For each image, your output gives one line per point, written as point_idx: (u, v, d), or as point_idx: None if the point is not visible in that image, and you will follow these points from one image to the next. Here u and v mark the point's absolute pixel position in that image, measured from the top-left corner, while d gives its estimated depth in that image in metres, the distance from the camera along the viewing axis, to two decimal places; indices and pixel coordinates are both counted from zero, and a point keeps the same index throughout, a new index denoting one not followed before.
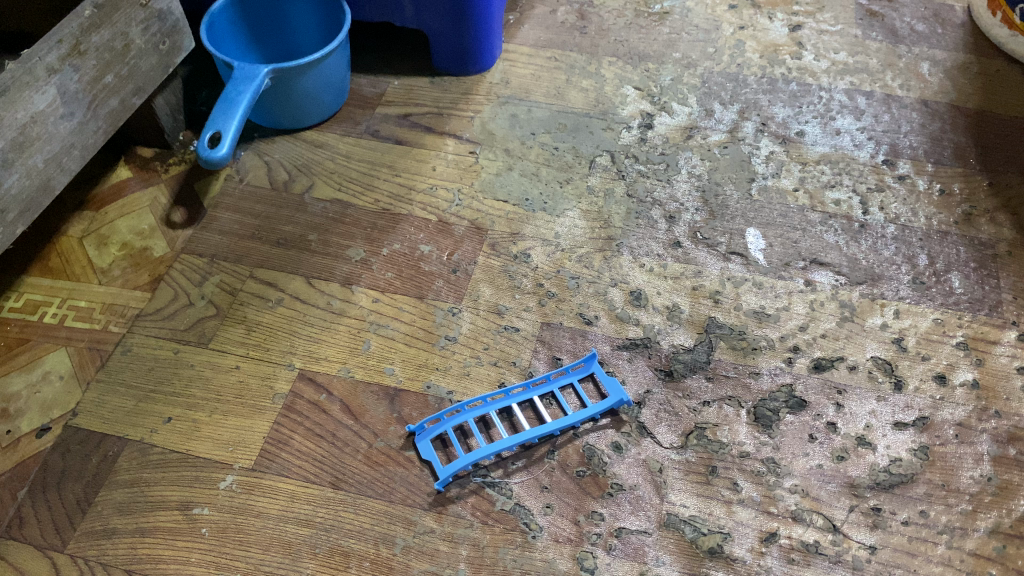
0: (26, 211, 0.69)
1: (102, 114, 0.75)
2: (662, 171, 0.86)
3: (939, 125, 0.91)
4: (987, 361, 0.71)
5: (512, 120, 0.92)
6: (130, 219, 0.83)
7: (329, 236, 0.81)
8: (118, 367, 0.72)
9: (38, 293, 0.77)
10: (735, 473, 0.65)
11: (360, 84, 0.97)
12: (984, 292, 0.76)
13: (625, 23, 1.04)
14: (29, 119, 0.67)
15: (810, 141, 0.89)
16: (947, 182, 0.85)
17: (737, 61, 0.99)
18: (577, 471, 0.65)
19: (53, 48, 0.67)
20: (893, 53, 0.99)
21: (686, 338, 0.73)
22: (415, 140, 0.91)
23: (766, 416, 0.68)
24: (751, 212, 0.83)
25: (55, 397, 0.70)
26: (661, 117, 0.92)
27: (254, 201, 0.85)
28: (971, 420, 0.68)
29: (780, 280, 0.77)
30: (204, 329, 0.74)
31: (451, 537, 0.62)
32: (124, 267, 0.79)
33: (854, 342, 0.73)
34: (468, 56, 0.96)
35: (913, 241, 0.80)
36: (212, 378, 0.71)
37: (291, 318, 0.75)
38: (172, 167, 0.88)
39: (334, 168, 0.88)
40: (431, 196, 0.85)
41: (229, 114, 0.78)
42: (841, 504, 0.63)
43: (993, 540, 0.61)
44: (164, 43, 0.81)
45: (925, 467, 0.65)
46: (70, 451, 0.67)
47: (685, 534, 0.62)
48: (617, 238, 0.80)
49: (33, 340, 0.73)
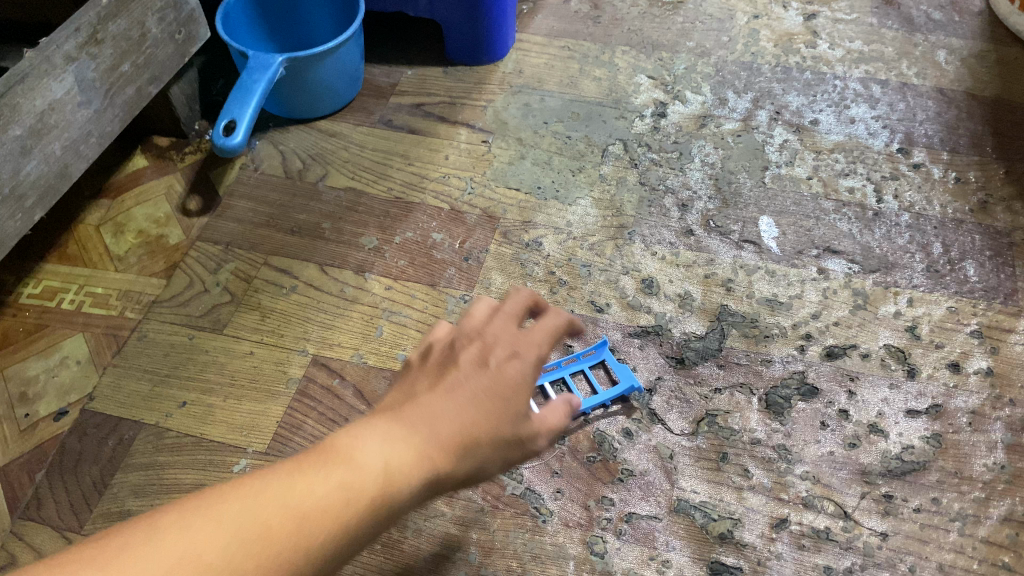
0: (44, 197, 0.70)
1: (119, 103, 0.76)
2: (675, 160, 0.86)
3: (956, 114, 0.90)
4: (1001, 349, 0.71)
5: (525, 110, 0.93)
6: (147, 207, 0.84)
7: (342, 224, 0.82)
8: (134, 353, 0.72)
9: (55, 280, 0.78)
10: (746, 460, 0.65)
11: (374, 74, 0.98)
12: (999, 281, 0.75)
13: (639, 13, 1.04)
14: (48, 107, 0.68)
15: (824, 130, 0.89)
16: (963, 171, 0.84)
17: (751, 50, 0.98)
18: (588, 457, 0.65)
19: (71, 36, 0.68)
20: (909, 42, 0.98)
21: (698, 326, 0.73)
22: (428, 130, 0.91)
23: (778, 404, 0.68)
24: (764, 200, 0.82)
25: (72, 381, 0.71)
26: (674, 106, 0.92)
27: (268, 189, 0.85)
28: (985, 408, 0.67)
29: (793, 268, 0.77)
30: (219, 316, 0.75)
31: (462, 520, 0.62)
32: (140, 254, 0.80)
33: (867, 329, 0.72)
34: (481, 46, 0.96)
35: (928, 229, 0.80)
36: (227, 363, 0.72)
37: (305, 304, 0.75)
38: (188, 156, 0.88)
39: (348, 157, 0.88)
40: (444, 185, 0.85)
41: (244, 102, 0.78)
42: (852, 491, 0.63)
43: (1006, 528, 0.61)
44: (180, 32, 0.82)
45: (937, 455, 0.65)
46: (87, 434, 0.67)
47: (695, 520, 0.62)
48: (629, 227, 0.81)
49: (51, 326, 0.74)
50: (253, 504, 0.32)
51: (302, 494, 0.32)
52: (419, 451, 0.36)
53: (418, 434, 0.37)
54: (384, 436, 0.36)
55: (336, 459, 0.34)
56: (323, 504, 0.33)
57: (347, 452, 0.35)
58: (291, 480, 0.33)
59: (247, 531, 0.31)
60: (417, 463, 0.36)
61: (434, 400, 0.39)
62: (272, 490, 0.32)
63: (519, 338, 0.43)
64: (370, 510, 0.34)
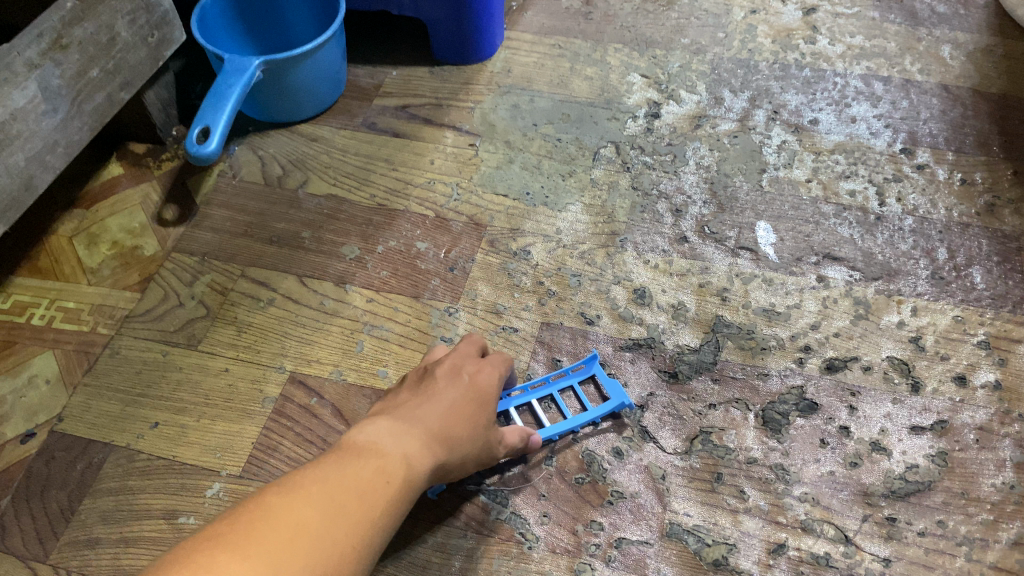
0: (7, 210, 0.67)
1: (88, 111, 0.73)
2: (668, 163, 0.83)
3: (961, 111, 0.87)
4: (1010, 361, 0.67)
5: (514, 111, 0.89)
6: (121, 217, 0.81)
7: (322, 233, 0.79)
8: (105, 371, 0.70)
9: (25, 294, 0.75)
10: (742, 481, 0.62)
11: (357, 75, 0.95)
12: (1007, 288, 0.72)
13: (632, 9, 1.00)
14: (9, 117, 0.65)
15: (823, 130, 0.86)
16: (969, 172, 0.81)
17: (748, 47, 0.95)
18: (576, 478, 0.62)
19: (33, 43, 0.65)
20: (913, 36, 0.95)
21: (691, 338, 0.70)
22: (413, 133, 0.88)
23: (775, 420, 0.65)
24: (761, 205, 0.79)
25: (40, 402, 0.68)
26: (668, 106, 0.88)
27: (247, 197, 0.82)
28: (993, 423, 0.64)
29: (791, 276, 0.74)
30: (194, 331, 0.72)
31: (444, 548, 0.59)
32: (114, 267, 0.77)
33: (869, 341, 0.69)
34: (468, 45, 0.93)
35: (932, 233, 0.76)
36: (201, 381, 0.69)
37: (282, 319, 0.73)
38: (164, 163, 0.85)
39: (329, 162, 0.85)
40: (429, 191, 0.82)
41: (218, 108, 0.75)
42: (854, 513, 0.60)
43: (1016, 552, 0.58)
44: (153, 35, 0.79)
45: (944, 474, 0.62)
46: (55, 458, 0.65)
47: (688, 545, 0.59)
48: (621, 233, 0.77)
49: (20, 343, 0.71)
50: (333, 484, 0.39)
51: (358, 476, 0.41)
52: (422, 439, 0.46)
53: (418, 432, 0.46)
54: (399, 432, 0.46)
55: (369, 449, 0.43)
56: (375, 482, 0.41)
57: (377, 446, 0.44)
58: (348, 468, 0.41)
59: (333, 506, 0.38)
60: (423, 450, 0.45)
61: (418, 405, 0.49)
62: (335, 474, 0.40)
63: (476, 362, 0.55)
64: (403, 488, 0.42)
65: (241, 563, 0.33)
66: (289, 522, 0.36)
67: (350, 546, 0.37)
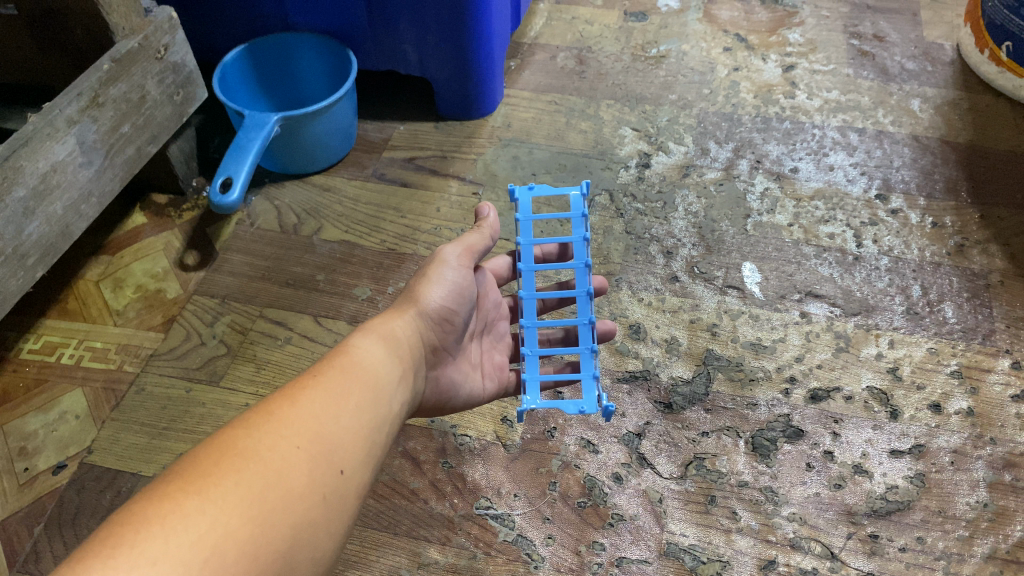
0: (45, 255, 0.72)
1: (119, 163, 0.78)
2: (659, 209, 0.89)
3: (930, 159, 0.93)
4: (981, 390, 0.72)
5: (513, 162, 0.95)
6: (145, 262, 0.86)
7: (336, 276, 0.84)
8: (132, 406, 0.74)
9: (56, 335, 0.79)
10: (734, 502, 0.66)
11: (367, 130, 1.01)
12: (977, 321, 0.77)
13: (623, 67, 1.07)
14: (50, 169, 0.70)
15: (803, 177, 0.92)
16: (939, 216, 0.87)
17: (732, 102, 1.01)
18: (578, 502, 0.66)
19: (73, 101, 0.70)
20: (884, 91, 1.02)
21: (684, 370, 0.75)
22: (420, 183, 0.94)
23: (764, 446, 0.69)
24: (746, 246, 0.85)
25: (71, 436, 0.72)
26: (658, 157, 0.94)
27: (264, 243, 0.88)
28: (967, 447, 0.69)
29: (776, 312, 0.79)
30: (215, 367, 0.76)
31: (454, 567, 0.63)
32: (138, 309, 0.82)
33: (850, 371, 0.74)
34: (470, 103, 0.99)
35: (906, 272, 0.82)
36: (224, 416, 0.73)
37: (300, 356, 0.77)
38: (185, 213, 0.91)
39: (342, 211, 0.91)
40: (436, 236, 0.88)
41: (240, 161, 0.81)
42: (839, 531, 0.64)
43: (990, 565, 0.62)
44: (178, 94, 0.85)
45: (921, 494, 0.66)
46: (85, 488, 0.68)
47: (685, 563, 0.63)
48: (616, 274, 0.83)
49: (51, 380, 0.75)
50: (279, 416, 0.42)
51: (314, 402, 0.43)
52: (376, 358, 0.50)
53: (366, 348, 0.50)
54: (346, 353, 0.49)
55: (328, 375, 0.46)
56: (326, 404, 0.44)
57: (326, 367, 0.47)
58: (297, 396, 0.44)
59: (291, 436, 0.41)
60: (375, 370, 0.49)
61: (373, 335, 0.52)
62: (299, 404, 0.43)
63: (427, 267, 0.61)
64: (360, 403, 0.46)
65: (201, 509, 0.35)
66: (247, 459, 0.38)
67: (312, 474, 0.40)
